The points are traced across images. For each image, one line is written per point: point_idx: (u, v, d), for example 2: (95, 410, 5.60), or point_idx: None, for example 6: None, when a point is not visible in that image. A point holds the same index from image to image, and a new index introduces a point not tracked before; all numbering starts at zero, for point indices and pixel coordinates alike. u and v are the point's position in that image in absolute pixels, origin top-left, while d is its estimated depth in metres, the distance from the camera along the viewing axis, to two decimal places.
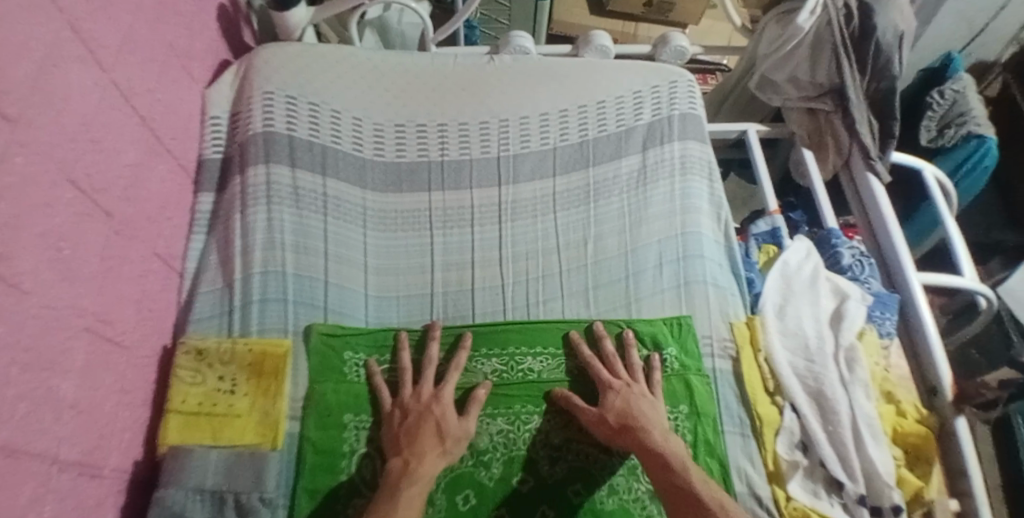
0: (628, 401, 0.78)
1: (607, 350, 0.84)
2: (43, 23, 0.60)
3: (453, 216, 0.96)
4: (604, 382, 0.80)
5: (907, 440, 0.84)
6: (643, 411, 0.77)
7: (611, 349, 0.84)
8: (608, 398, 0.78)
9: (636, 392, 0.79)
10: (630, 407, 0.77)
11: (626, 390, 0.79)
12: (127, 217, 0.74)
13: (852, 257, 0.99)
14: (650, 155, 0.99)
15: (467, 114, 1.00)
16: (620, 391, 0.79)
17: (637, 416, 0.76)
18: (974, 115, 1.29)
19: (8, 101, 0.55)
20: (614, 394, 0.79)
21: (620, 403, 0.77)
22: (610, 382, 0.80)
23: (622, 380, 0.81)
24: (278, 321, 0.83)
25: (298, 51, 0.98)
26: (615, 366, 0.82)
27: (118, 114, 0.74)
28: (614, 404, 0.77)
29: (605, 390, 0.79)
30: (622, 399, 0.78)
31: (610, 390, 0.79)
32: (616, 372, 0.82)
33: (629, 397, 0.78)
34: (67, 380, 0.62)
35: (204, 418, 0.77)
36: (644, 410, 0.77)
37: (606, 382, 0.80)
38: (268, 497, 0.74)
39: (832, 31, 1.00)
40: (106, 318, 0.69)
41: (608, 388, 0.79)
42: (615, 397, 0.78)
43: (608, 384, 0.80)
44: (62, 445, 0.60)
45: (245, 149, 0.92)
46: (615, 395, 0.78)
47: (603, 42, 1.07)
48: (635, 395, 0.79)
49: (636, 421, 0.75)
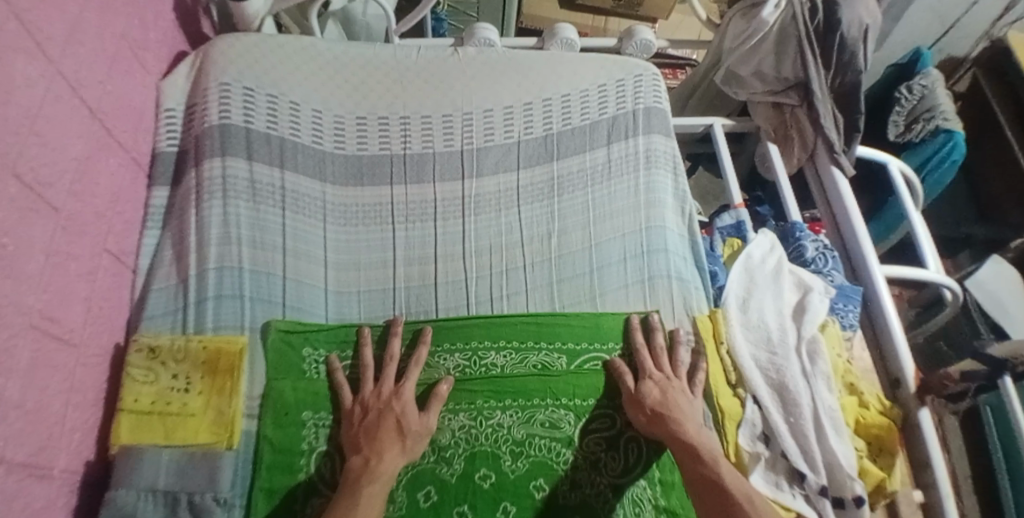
0: (666, 392, 0.79)
1: (655, 344, 0.85)
2: None
3: (415, 210, 0.95)
4: (646, 370, 0.81)
5: (870, 431, 0.85)
6: (680, 404, 0.78)
7: (660, 343, 0.84)
8: (646, 386, 0.79)
9: (675, 386, 0.80)
10: (666, 398, 0.78)
11: (665, 382, 0.80)
12: (74, 212, 0.72)
13: (815, 250, 1.00)
14: (614, 149, 0.99)
15: (429, 107, 0.99)
16: (658, 381, 0.80)
17: (670, 407, 0.77)
18: (941, 109, 1.30)
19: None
20: (652, 383, 0.80)
21: (657, 392, 0.79)
22: (649, 372, 0.81)
23: (660, 373, 0.81)
24: (235, 318, 0.82)
25: (256, 40, 0.96)
26: (660, 358, 0.83)
27: (66, 105, 0.71)
28: (650, 392, 0.79)
29: (645, 378, 0.80)
30: (659, 389, 0.79)
31: (648, 379, 0.80)
32: (659, 363, 0.83)
33: (666, 388, 0.79)
34: (11, 380, 0.59)
35: (156, 418, 0.75)
36: (680, 402, 0.78)
37: (646, 371, 0.81)
38: (222, 497, 0.73)
39: (797, 26, 1.01)
40: (53, 316, 0.67)
41: (647, 377, 0.81)
42: (653, 386, 0.79)
43: (649, 373, 0.81)
44: (8, 447, 0.58)
45: (200, 142, 0.90)
46: (652, 384, 0.80)
47: (568, 34, 1.07)
48: (673, 387, 0.80)
49: (670, 413, 0.76)
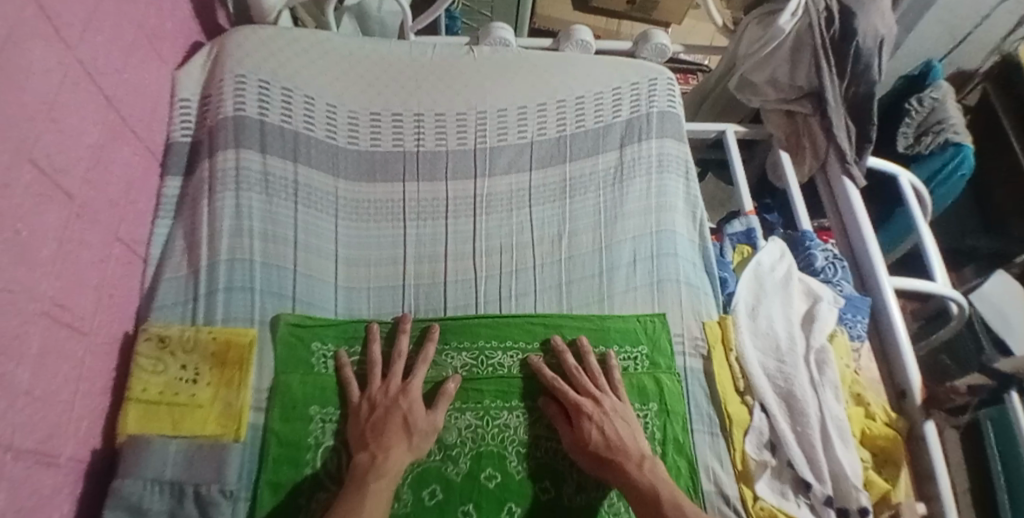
0: (605, 430, 0.75)
1: (571, 365, 0.81)
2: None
3: (427, 208, 0.95)
4: (579, 408, 0.77)
5: (875, 443, 0.85)
6: (621, 437, 0.75)
7: (573, 364, 0.81)
8: (585, 426, 0.75)
9: (614, 417, 0.77)
10: (608, 438, 0.75)
11: (604, 419, 0.76)
12: (87, 200, 0.72)
13: (826, 259, 0.99)
14: (627, 151, 0.98)
15: (443, 105, 0.99)
16: (595, 418, 0.76)
17: (614, 447, 0.74)
18: (952, 123, 1.30)
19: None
20: (590, 422, 0.76)
21: (597, 435, 0.75)
22: (582, 408, 0.77)
23: (591, 401, 0.78)
24: (243, 311, 0.82)
25: (272, 33, 0.96)
26: (581, 381, 0.80)
27: (82, 92, 0.71)
28: (592, 433, 0.75)
29: (579, 416, 0.76)
30: (598, 427, 0.75)
31: (584, 418, 0.76)
32: (584, 389, 0.79)
33: (604, 425, 0.75)
34: (22, 366, 0.59)
35: (164, 408, 0.75)
36: (621, 434, 0.75)
37: (577, 406, 0.77)
38: (228, 489, 0.72)
39: (813, 35, 1.00)
40: (64, 303, 0.67)
41: (581, 415, 0.76)
42: (589, 425, 0.75)
43: (580, 410, 0.76)
44: (17, 433, 0.58)
45: (214, 133, 0.90)
46: (591, 425, 0.75)
47: (584, 36, 1.07)
48: (608, 419, 0.76)
49: (617, 457, 0.73)
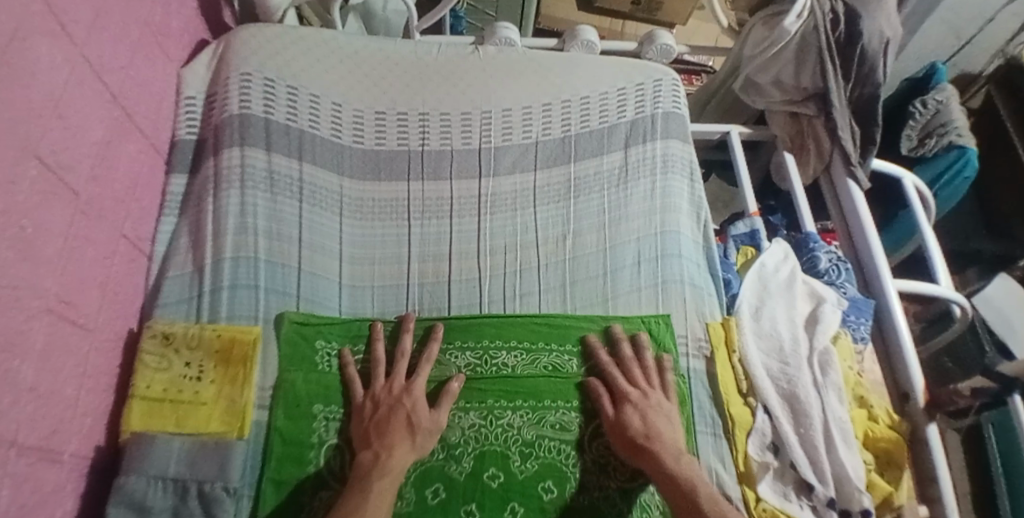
0: (647, 418, 0.76)
1: (624, 354, 0.83)
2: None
3: (431, 207, 0.95)
4: (623, 394, 0.79)
5: (878, 445, 0.85)
6: (660, 429, 0.75)
7: (628, 353, 0.83)
8: (626, 413, 0.77)
9: (654, 407, 0.78)
10: (647, 426, 0.75)
11: (645, 406, 0.78)
12: (93, 197, 0.72)
13: (829, 261, 0.99)
14: (632, 152, 0.98)
15: (448, 104, 0.99)
16: (639, 406, 0.78)
17: (652, 436, 0.74)
18: (956, 125, 1.29)
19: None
20: (632, 408, 0.77)
21: (637, 421, 0.76)
22: (627, 394, 0.79)
23: (637, 392, 0.79)
24: (248, 309, 0.82)
25: (277, 31, 0.96)
26: (632, 373, 0.82)
27: (88, 89, 0.71)
28: (632, 420, 0.76)
29: (623, 401, 0.78)
30: (639, 414, 0.77)
31: (628, 404, 0.78)
32: (634, 379, 0.81)
33: (646, 414, 0.77)
34: (26, 363, 0.59)
35: (169, 405, 0.75)
36: (661, 426, 0.76)
37: (623, 393, 0.79)
38: (232, 487, 0.73)
39: (818, 37, 1.00)
40: (69, 300, 0.67)
41: (626, 400, 0.78)
42: (632, 412, 0.77)
43: (625, 396, 0.79)
44: (21, 429, 0.58)
45: (219, 131, 0.90)
46: (633, 411, 0.77)
47: (589, 37, 1.07)
48: (651, 409, 0.77)
49: (654, 445, 0.74)
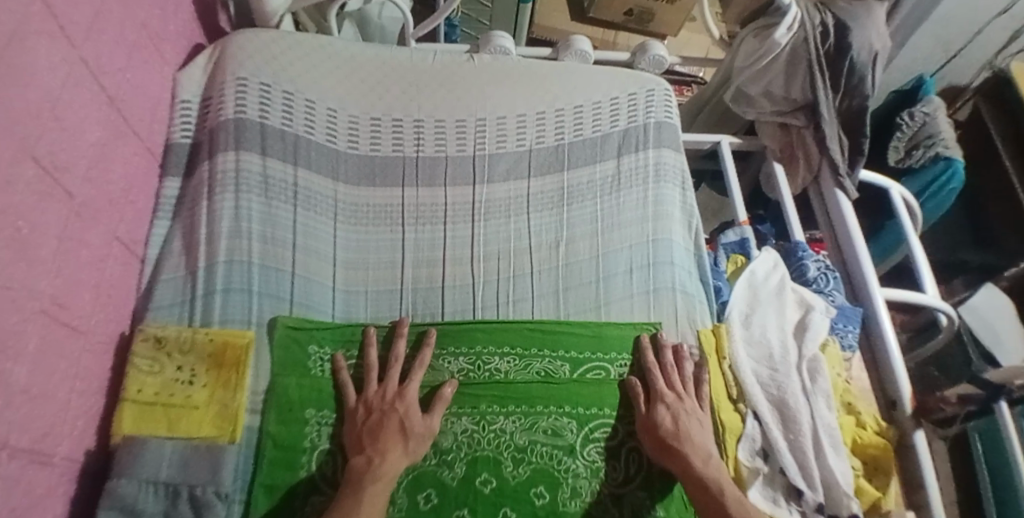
0: (678, 420, 0.79)
1: (667, 361, 0.85)
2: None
3: (426, 213, 0.96)
4: (659, 394, 0.81)
5: (867, 451, 0.86)
6: (691, 431, 0.78)
7: (670, 360, 0.85)
8: (659, 412, 0.79)
9: (687, 410, 0.80)
10: (678, 427, 0.78)
11: (678, 409, 0.80)
12: (88, 199, 0.72)
13: (818, 269, 1.01)
14: (624, 161, 1.00)
15: (443, 111, 1.00)
16: (672, 406, 0.80)
17: (681, 437, 0.77)
18: (943, 137, 1.31)
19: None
20: (665, 408, 0.80)
21: (669, 421, 0.78)
22: (662, 395, 0.81)
23: (672, 394, 0.82)
24: (242, 312, 0.82)
25: (274, 37, 0.97)
26: (671, 376, 0.84)
27: (85, 91, 0.71)
28: (663, 419, 0.79)
29: (658, 402, 0.80)
30: (672, 416, 0.79)
31: (661, 404, 0.80)
32: (671, 382, 0.83)
33: (678, 415, 0.79)
34: (19, 364, 0.59)
35: (160, 408, 0.75)
36: (691, 428, 0.79)
37: (659, 393, 0.81)
38: (224, 492, 0.72)
39: (808, 49, 1.02)
40: (62, 302, 0.67)
41: (660, 401, 0.80)
42: (665, 411, 0.79)
43: (660, 396, 0.81)
44: (13, 430, 0.58)
45: (215, 135, 0.90)
46: (665, 410, 0.79)
47: (583, 46, 1.09)
48: (684, 412, 0.80)
49: (683, 445, 0.76)
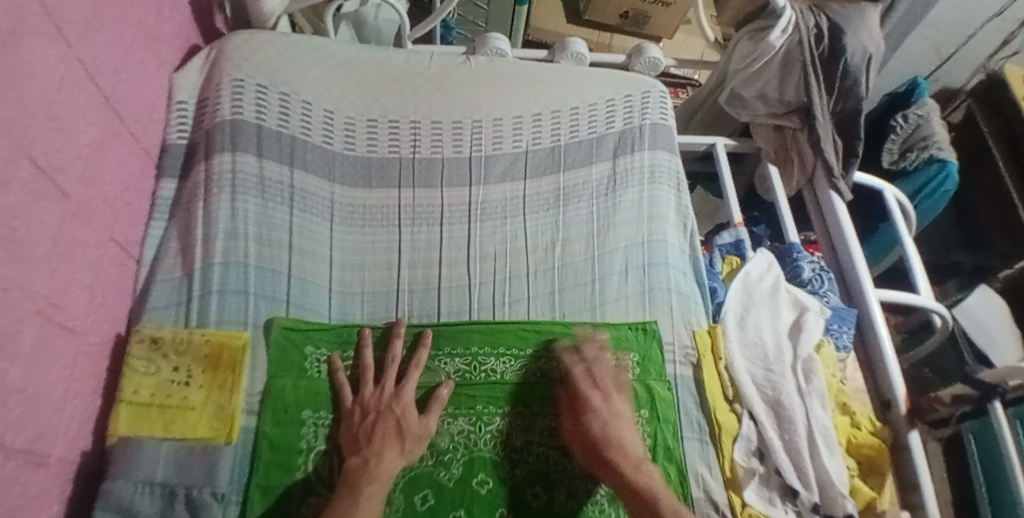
0: (607, 425, 0.77)
1: (591, 358, 0.83)
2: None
3: (422, 214, 0.96)
4: (585, 400, 0.79)
5: (861, 451, 0.87)
6: (621, 437, 0.76)
7: (592, 357, 0.83)
8: (587, 419, 0.78)
9: (615, 412, 0.78)
10: (607, 433, 0.76)
11: (606, 413, 0.78)
12: (84, 199, 0.72)
13: (812, 271, 1.01)
14: (620, 162, 1.00)
15: (439, 113, 1.00)
16: (601, 413, 0.78)
17: (611, 443, 0.75)
18: (935, 140, 1.34)
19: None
20: (592, 415, 0.78)
21: (598, 427, 0.77)
22: (587, 398, 0.79)
23: (600, 396, 0.80)
24: (238, 313, 0.82)
25: (270, 38, 0.97)
26: (598, 376, 0.82)
27: (81, 92, 0.71)
28: (593, 426, 0.77)
29: (585, 408, 0.79)
30: (600, 421, 0.77)
31: (588, 410, 0.78)
32: (597, 384, 0.81)
33: (609, 421, 0.77)
34: (15, 364, 0.59)
35: (156, 410, 0.75)
36: (621, 432, 0.76)
37: (584, 398, 0.79)
38: (220, 492, 0.72)
39: (802, 52, 1.03)
40: (57, 302, 0.67)
41: (586, 406, 0.79)
42: (594, 418, 0.78)
43: (587, 402, 0.79)
44: (8, 431, 0.58)
45: (211, 136, 0.90)
46: (593, 416, 0.78)
47: (579, 48, 1.08)
48: (612, 415, 0.78)
49: (612, 452, 0.74)
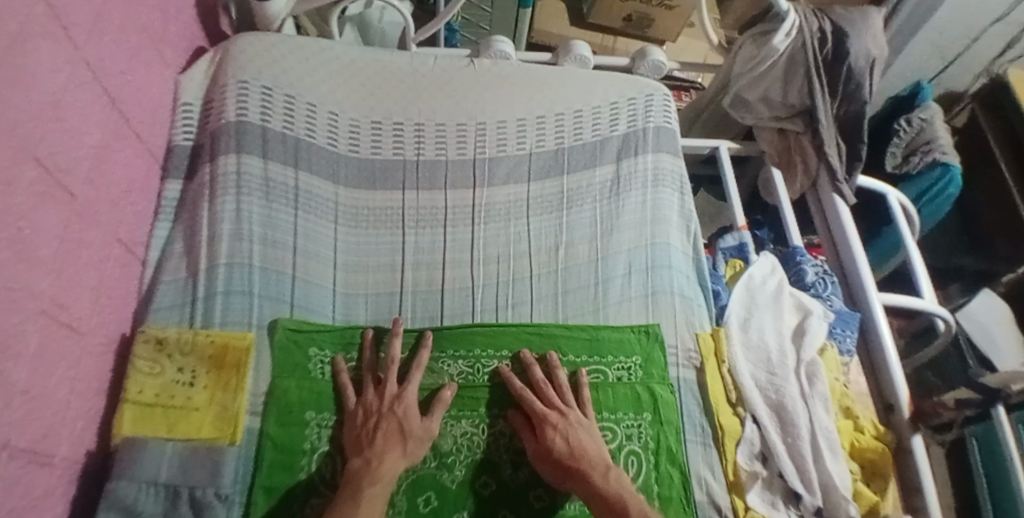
0: (569, 438, 0.76)
1: (537, 377, 0.82)
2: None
3: (426, 216, 0.96)
4: (541, 417, 0.77)
5: (864, 455, 0.87)
6: (585, 447, 0.75)
7: (540, 376, 0.82)
8: (549, 435, 0.76)
9: (575, 425, 0.78)
10: (571, 446, 0.75)
11: (566, 426, 0.77)
12: (89, 200, 0.72)
13: (815, 274, 1.01)
14: (624, 165, 1.00)
15: (443, 115, 1.00)
16: (560, 427, 0.76)
17: (578, 455, 0.74)
18: (940, 143, 1.32)
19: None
20: (552, 430, 0.76)
21: (561, 442, 0.75)
22: (544, 414, 0.77)
23: (557, 411, 0.78)
24: (242, 314, 0.82)
25: (275, 41, 0.97)
26: (546, 392, 0.80)
27: (87, 93, 0.71)
28: (554, 442, 0.75)
29: (543, 425, 0.77)
30: (561, 435, 0.76)
31: (548, 426, 0.76)
32: (549, 400, 0.79)
33: (569, 434, 0.76)
34: (20, 364, 0.59)
35: (160, 410, 0.75)
36: (585, 444, 0.76)
37: (541, 414, 0.77)
38: (223, 493, 0.72)
39: (806, 55, 1.03)
40: (62, 302, 0.67)
41: (545, 422, 0.77)
42: (555, 434, 0.76)
43: (545, 419, 0.77)
44: (12, 431, 0.58)
45: (216, 137, 0.91)
46: (555, 432, 0.76)
47: (583, 51, 1.09)
48: (572, 428, 0.77)
49: (581, 464, 0.74)
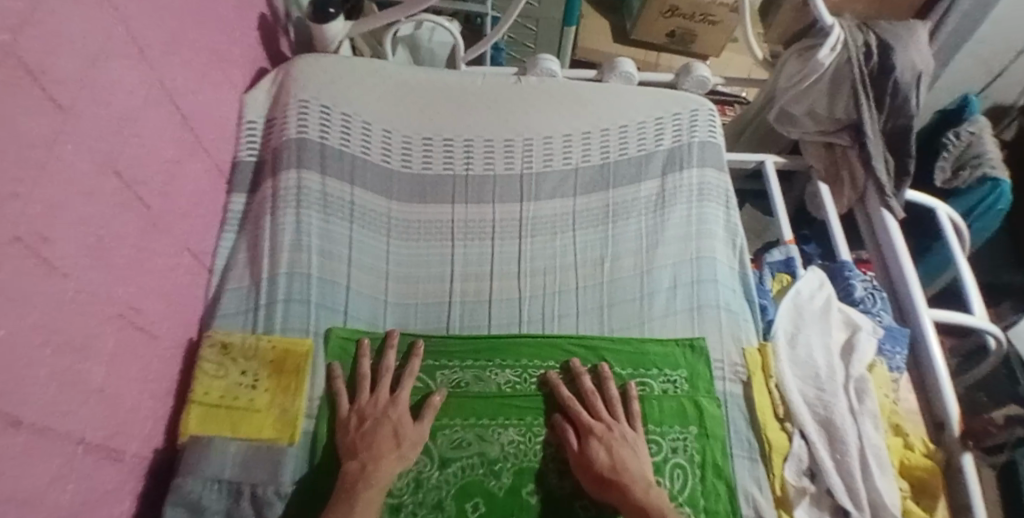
0: (613, 451, 0.77)
1: (586, 387, 0.83)
2: (97, 23, 0.63)
3: (474, 228, 0.99)
4: (590, 428, 0.79)
5: (913, 473, 0.85)
6: (629, 460, 0.77)
7: (589, 387, 0.83)
8: (593, 447, 0.77)
9: (620, 438, 0.79)
10: (613, 458, 0.76)
11: (611, 439, 0.78)
12: (161, 212, 0.77)
13: (864, 290, 1.00)
14: (669, 180, 1.01)
15: (492, 131, 1.03)
16: (605, 439, 0.78)
17: (620, 468, 0.75)
18: (990, 157, 1.30)
19: (59, 91, 0.56)
20: (596, 441, 0.78)
21: (605, 454, 0.76)
22: (591, 427, 0.79)
23: (603, 424, 0.80)
24: (301, 322, 0.86)
25: (334, 62, 1.02)
26: (595, 405, 0.82)
27: (161, 112, 0.77)
28: (598, 454, 0.77)
29: (589, 436, 0.79)
30: (606, 447, 0.77)
31: (594, 437, 0.78)
32: (597, 413, 0.81)
33: (614, 446, 0.77)
34: (97, 365, 0.64)
35: (224, 411, 0.79)
36: (628, 459, 0.77)
37: (587, 426, 0.79)
38: (283, 491, 0.76)
39: (851, 69, 1.02)
40: (137, 307, 0.71)
41: (590, 434, 0.79)
42: (599, 445, 0.77)
43: (591, 430, 0.79)
44: (88, 427, 0.62)
45: (278, 154, 0.95)
46: (599, 444, 0.78)
47: (626, 68, 1.11)
48: (617, 441, 0.78)
49: (623, 477, 0.75)
